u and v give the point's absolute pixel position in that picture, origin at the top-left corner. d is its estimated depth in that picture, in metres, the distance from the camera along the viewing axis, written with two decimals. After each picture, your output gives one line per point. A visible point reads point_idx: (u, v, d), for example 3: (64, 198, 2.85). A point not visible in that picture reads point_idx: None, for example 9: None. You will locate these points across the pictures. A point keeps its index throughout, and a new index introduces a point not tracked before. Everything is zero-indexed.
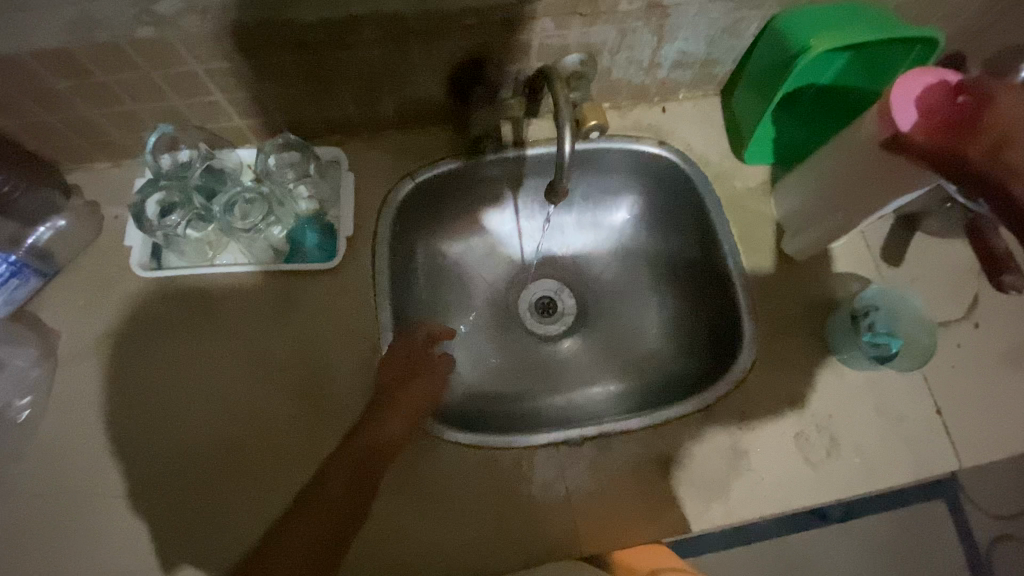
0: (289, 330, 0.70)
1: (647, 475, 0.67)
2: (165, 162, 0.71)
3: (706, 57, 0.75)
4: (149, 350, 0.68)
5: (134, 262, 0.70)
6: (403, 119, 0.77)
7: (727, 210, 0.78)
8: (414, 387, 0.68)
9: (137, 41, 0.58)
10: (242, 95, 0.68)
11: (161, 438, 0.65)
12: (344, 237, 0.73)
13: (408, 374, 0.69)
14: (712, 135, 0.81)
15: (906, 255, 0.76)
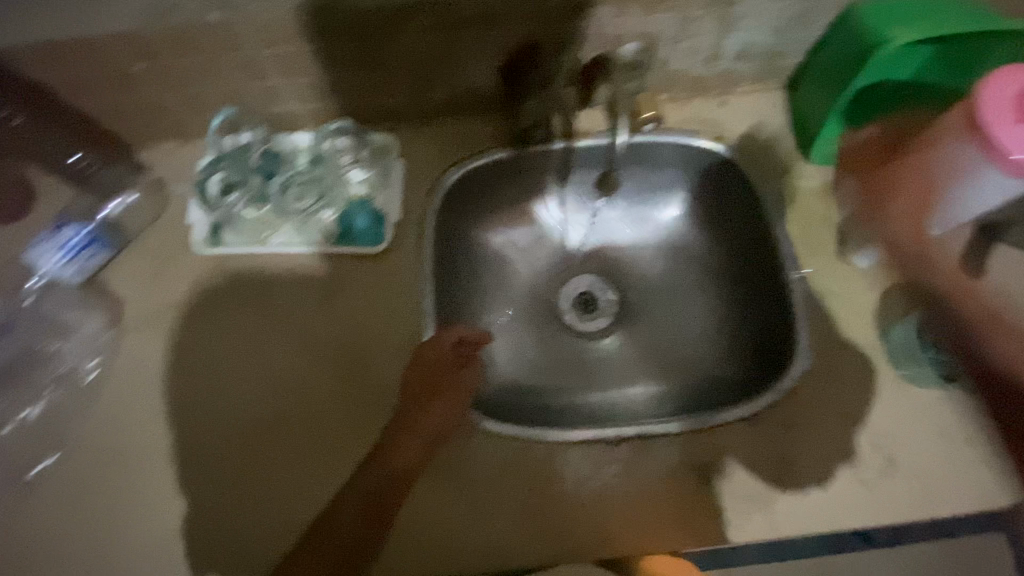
0: (336, 313, 0.72)
1: (684, 481, 0.65)
2: (226, 143, 0.74)
3: (770, 49, 0.72)
4: (205, 323, 0.72)
5: (196, 239, 0.73)
6: (456, 108, 0.78)
7: (786, 211, 0.74)
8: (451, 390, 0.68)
9: (209, 24, 0.60)
10: (301, 80, 0.70)
11: (213, 409, 0.68)
12: (392, 223, 0.74)
13: (445, 377, 0.68)
14: (774, 132, 0.77)
15: (985, 267, 0.70)
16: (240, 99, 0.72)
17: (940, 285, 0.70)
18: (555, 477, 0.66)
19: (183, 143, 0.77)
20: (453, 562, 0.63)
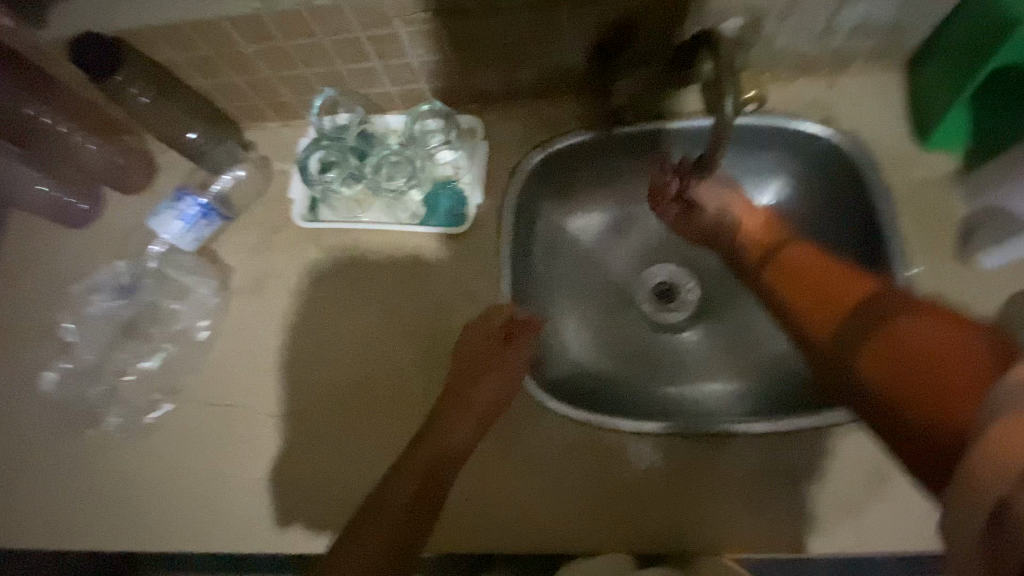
0: (419, 290, 0.74)
1: (765, 483, 0.62)
2: (325, 123, 0.78)
3: (897, 22, 0.64)
4: (299, 293, 0.76)
5: (294, 213, 0.78)
6: (543, 88, 0.77)
7: (900, 203, 0.68)
8: (491, 381, 0.64)
9: (314, 7, 0.63)
10: (395, 61, 0.71)
11: (307, 373, 0.73)
12: (475, 205, 0.75)
13: (486, 365, 0.65)
14: (890, 116, 0.70)
15: None
16: (338, 79, 0.74)
17: None
18: (628, 465, 0.65)
19: (285, 122, 0.82)
20: (524, 537, 0.65)
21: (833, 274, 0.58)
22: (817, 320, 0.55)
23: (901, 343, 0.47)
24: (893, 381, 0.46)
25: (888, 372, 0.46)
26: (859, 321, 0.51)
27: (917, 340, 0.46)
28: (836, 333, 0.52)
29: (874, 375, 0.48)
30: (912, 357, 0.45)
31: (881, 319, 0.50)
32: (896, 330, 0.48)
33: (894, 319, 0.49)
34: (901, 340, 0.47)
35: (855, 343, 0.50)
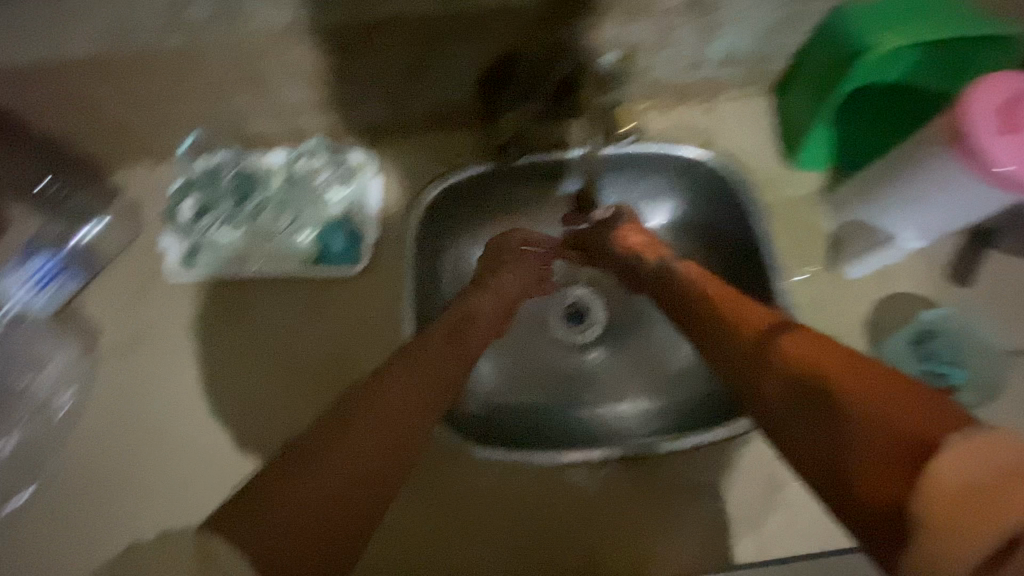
0: (317, 334, 0.70)
1: (674, 500, 0.64)
2: (199, 166, 0.73)
3: (757, 53, 0.69)
4: (182, 350, 0.70)
5: (168, 264, 0.72)
6: (433, 120, 0.75)
7: (773, 220, 0.73)
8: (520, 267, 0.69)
9: (168, 48, 0.58)
10: (270, 99, 0.68)
11: (196, 436, 0.67)
12: (370, 243, 0.72)
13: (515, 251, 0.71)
14: (762, 139, 0.75)
15: (978, 275, 0.68)
16: (209, 118, 0.69)
17: (932, 295, 0.68)
18: (556, 492, 0.65)
19: (156, 164, 0.75)
20: None
21: (747, 307, 0.53)
22: (734, 366, 0.48)
23: (869, 408, 0.35)
24: (846, 449, 0.34)
25: (843, 439, 0.35)
26: (802, 383, 0.40)
27: (885, 402, 0.34)
28: (778, 396, 0.41)
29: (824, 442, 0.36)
30: (875, 420, 0.34)
31: (831, 372, 0.39)
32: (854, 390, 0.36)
33: (852, 373, 0.38)
34: (861, 398, 0.35)
35: (799, 409, 0.39)
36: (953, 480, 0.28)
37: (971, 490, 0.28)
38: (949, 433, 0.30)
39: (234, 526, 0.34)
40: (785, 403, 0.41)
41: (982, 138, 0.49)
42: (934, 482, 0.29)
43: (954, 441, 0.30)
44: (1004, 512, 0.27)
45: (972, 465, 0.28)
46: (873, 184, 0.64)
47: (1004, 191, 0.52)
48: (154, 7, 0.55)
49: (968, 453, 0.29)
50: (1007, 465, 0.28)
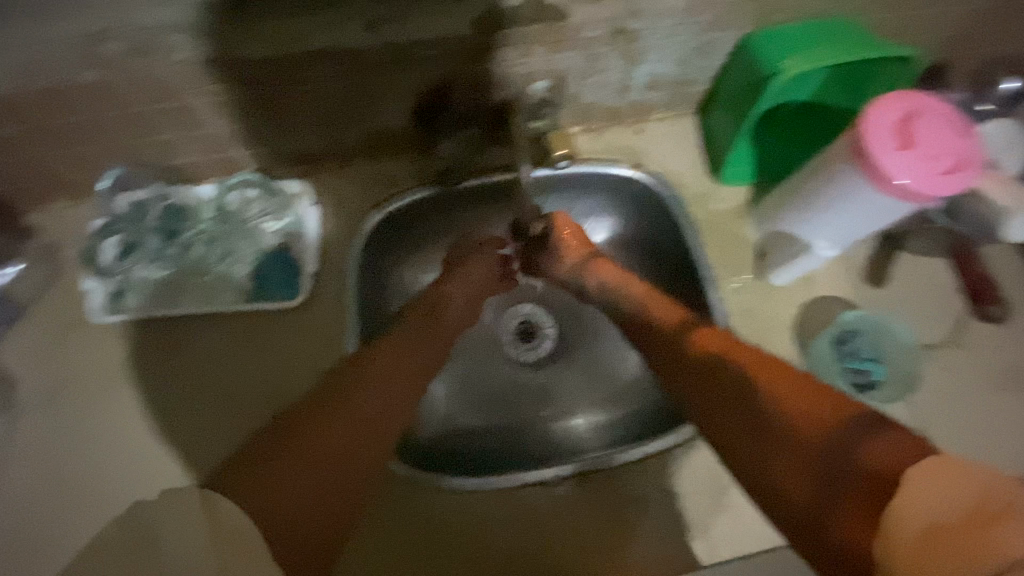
0: (257, 371, 0.68)
1: (626, 511, 0.65)
2: (121, 203, 0.70)
3: (679, 78, 0.73)
4: (109, 396, 0.67)
5: (93, 307, 0.68)
6: (371, 148, 0.75)
7: (704, 233, 0.76)
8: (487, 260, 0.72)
9: (83, 83, 0.56)
10: (197, 132, 0.66)
11: (127, 489, 0.63)
12: (309, 274, 0.71)
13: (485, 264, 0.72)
14: (690, 157, 0.79)
15: (890, 276, 0.73)
16: (132, 152, 0.67)
17: (851, 298, 0.73)
18: (521, 514, 0.65)
19: (76, 203, 0.72)
20: None
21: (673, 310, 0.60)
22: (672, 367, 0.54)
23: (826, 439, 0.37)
24: (798, 470, 0.37)
25: (795, 461, 0.38)
26: (754, 404, 0.43)
27: (850, 436, 0.36)
28: (728, 414, 0.44)
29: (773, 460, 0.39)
30: (833, 451, 0.36)
31: (791, 403, 0.41)
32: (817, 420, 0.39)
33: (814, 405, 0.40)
34: (820, 429, 0.38)
35: (749, 428, 0.42)
36: (919, 517, 0.30)
37: (938, 528, 0.29)
38: (914, 467, 0.32)
39: (233, 487, 0.40)
40: (733, 420, 0.44)
41: (884, 157, 0.54)
42: (900, 520, 0.31)
43: (920, 474, 0.32)
44: (967, 540, 0.29)
45: (938, 502, 0.30)
46: (790, 195, 0.68)
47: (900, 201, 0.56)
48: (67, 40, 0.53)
49: (936, 486, 0.31)
50: (971, 498, 0.30)
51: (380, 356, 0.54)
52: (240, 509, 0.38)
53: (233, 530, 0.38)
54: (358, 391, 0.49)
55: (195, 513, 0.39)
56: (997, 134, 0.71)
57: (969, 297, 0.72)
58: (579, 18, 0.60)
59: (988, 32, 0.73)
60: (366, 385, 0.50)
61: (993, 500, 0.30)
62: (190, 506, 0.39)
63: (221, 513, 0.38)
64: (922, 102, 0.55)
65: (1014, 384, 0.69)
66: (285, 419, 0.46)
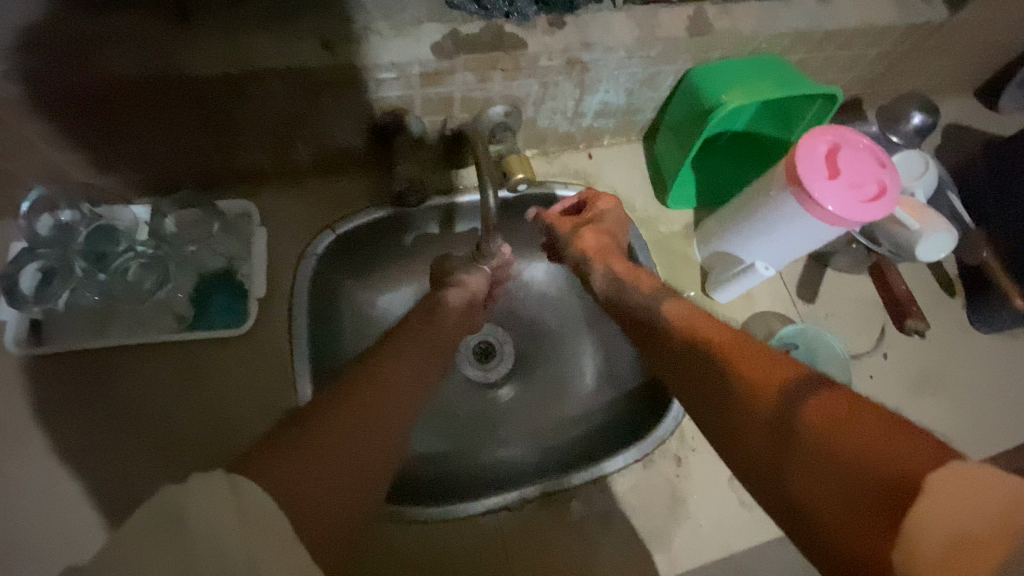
0: (200, 404, 0.63)
1: (588, 530, 0.66)
2: (42, 225, 0.63)
3: (628, 107, 0.76)
4: (28, 436, 0.60)
5: (8, 339, 0.62)
6: (322, 168, 0.73)
7: (654, 252, 0.79)
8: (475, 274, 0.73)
9: (6, 98, 0.52)
10: (133, 150, 0.63)
11: (47, 544, 0.57)
12: (256, 299, 0.67)
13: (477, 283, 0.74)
14: (639, 181, 0.83)
15: (820, 291, 0.80)
16: (56, 171, 0.62)
17: (787, 311, 0.78)
18: (493, 538, 0.64)
19: None
20: None
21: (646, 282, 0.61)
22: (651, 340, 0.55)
23: (790, 406, 0.39)
24: (761, 440, 0.40)
25: (757, 433, 0.40)
26: (721, 373, 0.45)
27: (824, 412, 0.38)
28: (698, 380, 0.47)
29: (733, 421, 0.43)
30: (795, 421, 0.39)
31: (757, 377, 0.43)
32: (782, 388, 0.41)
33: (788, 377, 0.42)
34: (788, 399, 0.40)
35: (717, 393, 0.45)
36: (939, 530, 0.30)
37: (958, 543, 0.29)
38: (931, 474, 0.32)
39: (258, 474, 0.39)
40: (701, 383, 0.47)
41: (812, 181, 0.59)
42: (919, 539, 0.30)
43: (937, 486, 0.31)
44: (991, 557, 0.28)
45: (954, 516, 0.30)
46: (734, 217, 0.72)
47: (829, 225, 0.61)
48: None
49: (955, 497, 0.30)
50: (996, 512, 0.29)
51: (385, 363, 0.54)
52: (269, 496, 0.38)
53: (261, 504, 0.37)
54: (365, 395, 0.49)
55: (223, 489, 0.36)
56: (906, 164, 0.80)
57: (889, 309, 0.79)
58: (534, 47, 0.62)
59: (893, 72, 0.82)
60: (380, 388, 0.51)
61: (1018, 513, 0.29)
62: (219, 490, 0.36)
63: (254, 496, 0.37)
64: (841, 133, 0.61)
65: (928, 388, 0.76)
66: (297, 417, 0.46)
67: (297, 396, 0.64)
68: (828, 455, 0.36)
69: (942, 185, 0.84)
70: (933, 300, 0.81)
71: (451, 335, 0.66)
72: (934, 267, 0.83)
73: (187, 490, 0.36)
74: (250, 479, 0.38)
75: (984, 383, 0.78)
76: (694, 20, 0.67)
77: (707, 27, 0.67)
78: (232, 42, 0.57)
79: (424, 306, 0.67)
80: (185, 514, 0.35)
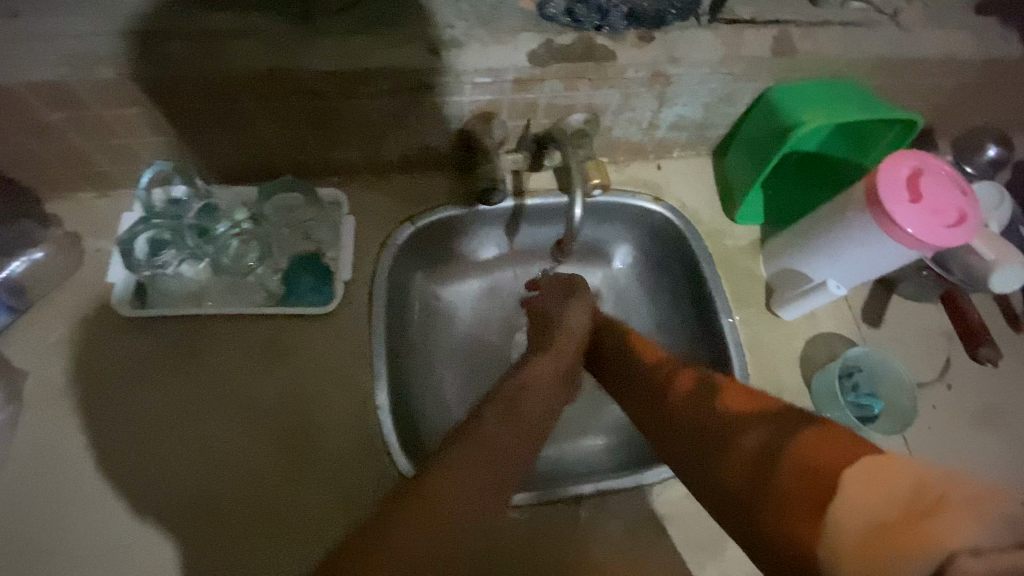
0: (284, 377, 0.68)
1: (640, 533, 0.67)
2: (156, 198, 0.70)
3: (702, 121, 0.78)
4: (125, 390, 0.66)
5: (116, 300, 0.68)
6: (406, 164, 0.77)
7: (719, 266, 0.80)
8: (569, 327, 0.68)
9: (145, 79, 0.58)
10: (243, 137, 0.68)
11: (138, 490, 0.62)
12: (343, 281, 0.72)
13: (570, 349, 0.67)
14: (706, 195, 0.84)
15: (885, 317, 0.79)
16: (174, 150, 0.69)
17: (849, 334, 0.78)
18: (550, 529, 0.66)
19: (102, 195, 0.73)
20: None
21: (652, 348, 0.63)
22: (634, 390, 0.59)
23: (774, 441, 0.40)
24: (734, 471, 0.41)
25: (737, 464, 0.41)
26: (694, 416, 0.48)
27: (799, 438, 0.38)
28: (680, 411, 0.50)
29: (714, 462, 0.44)
30: (776, 450, 0.39)
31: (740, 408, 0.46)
32: (766, 426, 0.42)
33: (770, 418, 0.43)
34: (772, 438, 0.40)
35: (707, 430, 0.46)
36: (861, 517, 0.32)
37: (878, 528, 0.31)
38: (852, 470, 0.34)
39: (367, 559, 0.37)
40: (699, 424, 0.47)
41: (892, 202, 0.59)
42: (843, 526, 0.32)
43: (856, 480, 0.33)
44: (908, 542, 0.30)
45: (871, 506, 0.32)
46: (807, 236, 0.72)
47: (907, 247, 0.61)
48: (142, 46, 0.59)
49: (866, 488, 0.33)
50: (906, 497, 0.31)
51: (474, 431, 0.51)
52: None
53: None
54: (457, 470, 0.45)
55: None
56: (985, 195, 0.79)
57: (955, 340, 0.78)
58: (623, 59, 0.65)
59: (972, 103, 0.82)
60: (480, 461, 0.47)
61: (925, 492, 0.31)
62: None
63: None
64: (924, 159, 0.61)
65: (994, 423, 0.74)
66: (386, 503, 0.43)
67: (374, 401, 0.67)
68: (792, 477, 0.36)
69: (1016, 220, 0.83)
70: (1002, 335, 0.80)
71: (553, 403, 0.60)
72: (1003, 301, 0.82)
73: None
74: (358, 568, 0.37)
75: None
76: (777, 42, 0.69)
77: (789, 48, 0.69)
78: (346, 43, 0.62)
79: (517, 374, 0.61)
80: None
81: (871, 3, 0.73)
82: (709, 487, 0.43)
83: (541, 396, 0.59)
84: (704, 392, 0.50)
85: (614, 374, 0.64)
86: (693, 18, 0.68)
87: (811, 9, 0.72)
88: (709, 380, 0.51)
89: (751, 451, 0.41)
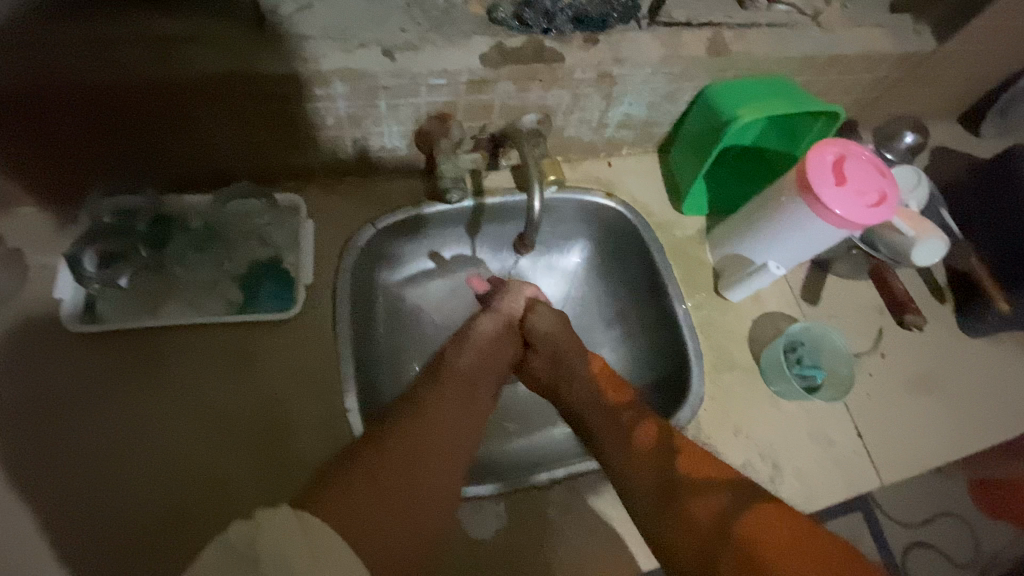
0: (247, 383, 0.67)
1: (613, 510, 0.70)
2: (103, 211, 0.69)
3: (647, 119, 0.82)
4: (78, 405, 0.64)
5: (65, 316, 0.66)
6: (364, 168, 0.78)
7: (670, 256, 0.85)
8: (506, 338, 0.74)
9: (90, 85, 0.57)
10: (195, 143, 0.67)
11: (98, 506, 0.60)
12: (304, 285, 0.72)
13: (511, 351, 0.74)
14: (654, 188, 0.89)
15: (823, 295, 0.86)
16: (121, 159, 0.67)
17: (791, 312, 0.84)
18: (527, 513, 0.68)
19: (46, 209, 0.71)
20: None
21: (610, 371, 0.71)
22: (588, 410, 0.68)
23: (732, 506, 0.53)
24: (694, 533, 0.53)
25: (697, 527, 0.53)
26: (661, 464, 0.59)
27: (761, 522, 0.51)
28: (642, 455, 0.60)
29: (681, 511, 0.55)
30: (731, 520, 0.52)
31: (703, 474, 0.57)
32: (726, 495, 0.55)
33: (729, 486, 0.56)
34: (731, 507, 0.53)
35: (671, 484, 0.57)
36: None
37: None
38: None
39: (324, 510, 0.44)
40: (664, 468, 0.58)
41: (822, 188, 0.65)
42: None
43: None
44: None
45: None
46: (747, 221, 0.77)
47: (835, 228, 0.67)
48: (85, 53, 0.58)
49: None
50: None
51: (434, 436, 0.55)
52: (336, 536, 0.42)
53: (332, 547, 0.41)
54: (421, 460, 0.52)
55: (296, 526, 0.41)
56: (902, 178, 0.87)
57: (886, 313, 0.85)
58: (571, 60, 0.69)
59: (887, 96, 0.90)
60: (438, 448, 0.55)
61: None
62: (290, 521, 0.41)
63: (322, 532, 0.42)
64: (848, 147, 0.67)
65: (923, 385, 0.82)
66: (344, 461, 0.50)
67: (342, 405, 0.67)
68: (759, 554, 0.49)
69: (934, 202, 0.91)
70: (925, 305, 0.87)
71: (489, 389, 0.66)
72: (925, 276, 0.90)
73: (257, 527, 0.40)
74: (318, 518, 0.43)
75: (975, 383, 0.83)
76: (712, 42, 0.73)
77: (725, 48, 0.73)
78: (300, 48, 0.62)
79: (458, 338, 0.70)
80: (256, 549, 0.39)
81: (794, 5, 0.79)
82: (663, 518, 0.56)
83: (481, 395, 0.65)
84: (669, 442, 0.60)
85: (559, 378, 0.72)
86: (634, 22, 0.72)
87: (740, 12, 0.77)
88: (668, 432, 0.62)
89: (719, 521, 0.52)
